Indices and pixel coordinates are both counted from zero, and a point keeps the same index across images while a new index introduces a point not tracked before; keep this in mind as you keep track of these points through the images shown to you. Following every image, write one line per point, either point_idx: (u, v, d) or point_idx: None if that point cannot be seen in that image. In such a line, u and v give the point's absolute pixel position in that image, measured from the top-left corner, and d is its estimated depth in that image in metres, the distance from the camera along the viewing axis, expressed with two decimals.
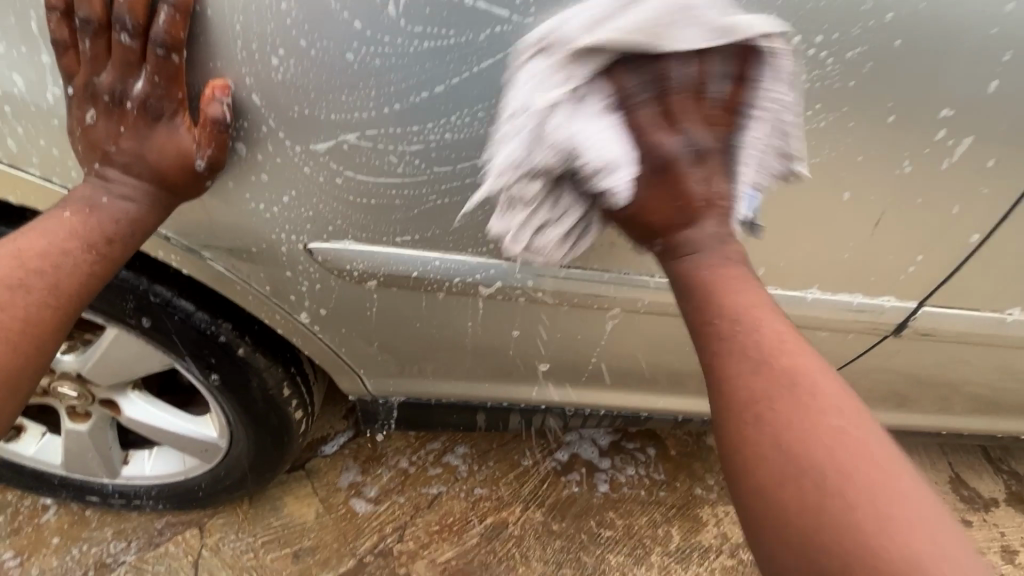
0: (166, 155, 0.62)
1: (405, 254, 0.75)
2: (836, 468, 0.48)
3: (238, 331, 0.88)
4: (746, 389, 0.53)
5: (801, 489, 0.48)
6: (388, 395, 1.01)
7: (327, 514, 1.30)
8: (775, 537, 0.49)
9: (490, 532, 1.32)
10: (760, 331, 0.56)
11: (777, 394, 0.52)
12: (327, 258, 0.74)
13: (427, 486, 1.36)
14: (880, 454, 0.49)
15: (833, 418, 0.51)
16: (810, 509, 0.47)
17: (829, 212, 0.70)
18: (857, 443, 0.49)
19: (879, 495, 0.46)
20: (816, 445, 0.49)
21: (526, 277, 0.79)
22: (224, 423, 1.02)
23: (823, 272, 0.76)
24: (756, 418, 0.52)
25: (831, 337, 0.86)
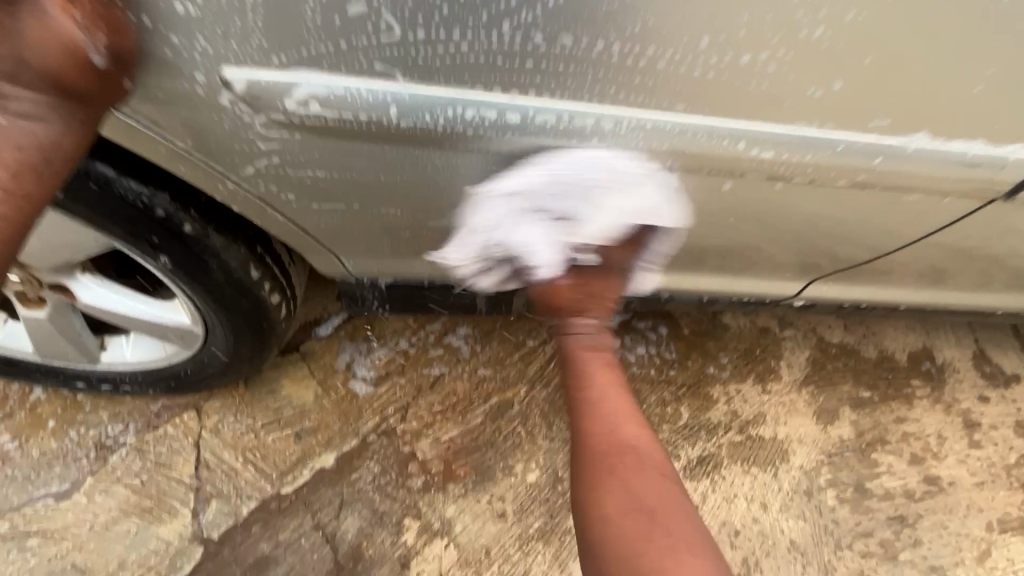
0: (45, 51, 0.44)
1: (370, 89, 0.53)
2: (621, 529, 0.63)
3: (180, 204, 0.72)
4: (600, 444, 0.68)
5: (602, 544, 0.64)
6: (373, 275, 0.88)
7: (326, 396, 1.26)
8: (594, 536, 0.65)
9: (495, 412, 1.28)
10: (615, 428, 0.69)
11: (615, 455, 0.67)
12: (256, 96, 0.52)
13: (429, 367, 1.31)
14: (653, 501, 0.64)
15: (634, 476, 0.66)
16: (613, 542, 0.63)
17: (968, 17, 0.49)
18: (636, 487, 0.65)
19: (678, 562, 0.61)
20: (583, 460, 0.69)
21: (538, 124, 0.57)
22: (193, 308, 0.91)
23: (941, 113, 0.57)
24: (607, 467, 0.67)
25: (920, 201, 0.69)
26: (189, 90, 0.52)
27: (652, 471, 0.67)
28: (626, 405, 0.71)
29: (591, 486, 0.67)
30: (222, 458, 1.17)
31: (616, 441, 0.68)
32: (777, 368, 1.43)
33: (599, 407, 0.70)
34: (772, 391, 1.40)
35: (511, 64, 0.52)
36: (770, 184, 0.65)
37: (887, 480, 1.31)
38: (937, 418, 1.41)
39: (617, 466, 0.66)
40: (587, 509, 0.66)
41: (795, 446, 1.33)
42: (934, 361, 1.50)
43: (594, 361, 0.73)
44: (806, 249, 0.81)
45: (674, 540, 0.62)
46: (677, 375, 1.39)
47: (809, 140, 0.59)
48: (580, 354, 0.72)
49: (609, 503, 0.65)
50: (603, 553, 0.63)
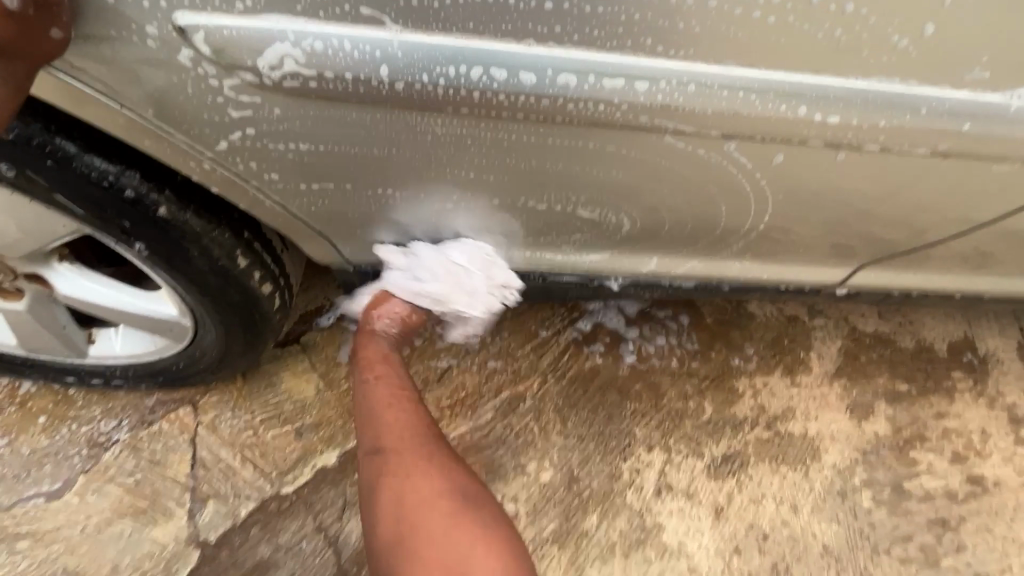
0: None
1: (359, 37, 0.44)
2: (407, 536, 0.72)
3: (153, 184, 0.64)
4: (388, 420, 0.82)
5: (390, 541, 0.73)
6: (372, 262, 0.79)
7: (328, 389, 1.19)
8: (389, 541, 0.72)
9: (506, 407, 1.21)
10: (376, 388, 0.85)
11: (379, 448, 0.79)
12: (222, 48, 0.44)
13: (436, 360, 1.24)
14: (410, 514, 0.73)
15: (393, 458, 0.78)
16: (399, 528, 0.73)
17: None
18: (408, 488, 0.75)
19: (444, 535, 0.71)
20: (384, 502, 0.75)
21: (558, 84, 0.48)
22: (178, 299, 0.84)
23: None
24: (391, 454, 0.78)
25: (1011, 171, 0.59)
26: (144, 46, 0.44)
27: (440, 510, 0.73)
28: (395, 404, 0.84)
29: (385, 519, 0.74)
30: (220, 456, 1.11)
31: (397, 450, 0.79)
32: (806, 360, 1.34)
33: (391, 434, 0.80)
34: (802, 385, 1.31)
35: (526, 6, 0.43)
36: (829, 154, 0.55)
37: (927, 480, 1.22)
38: (980, 413, 1.32)
39: (398, 476, 0.76)
40: (381, 519, 0.74)
41: (827, 443, 1.24)
42: (977, 352, 1.40)
43: (375, 355, 0.88)
44: (861, 232, 0.71)
45: (449, 527, 0.72)
46: (699, 367, 1.30)
47: (880, 98, 0.50)
48: (372, 344, 0.89)
49: (405, 494, 0.75)
50: (383, 528, 0.73)
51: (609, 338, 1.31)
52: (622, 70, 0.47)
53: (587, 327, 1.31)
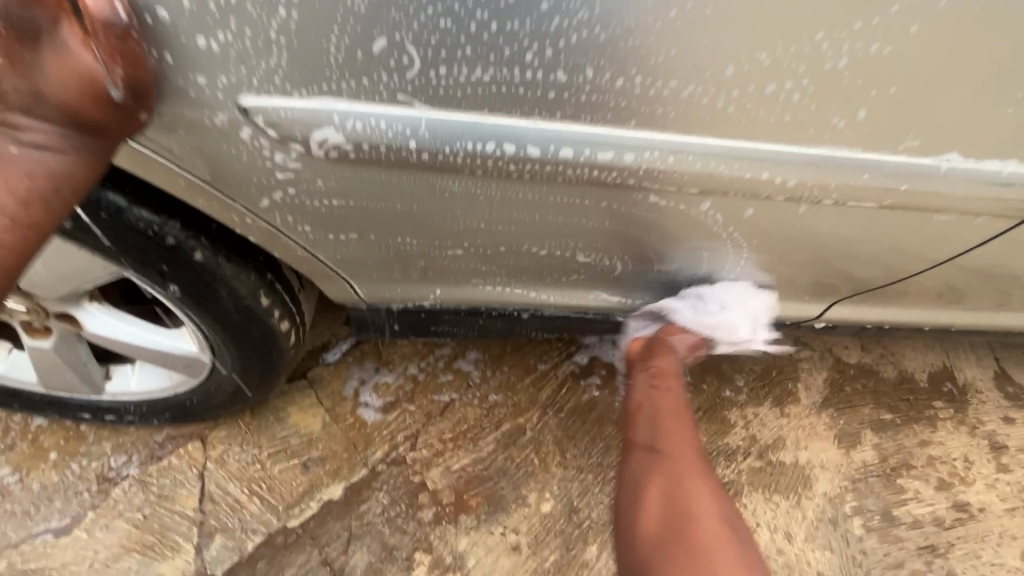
0: (66, 85, 0.45)
1: (387, 116, 0.52)
2: (686, 517, 0.79)
3: (191, 232, 0.70)
4: (673, 471, 0.85)
5: (665, 521, 0.79)
6: (385, 301, 0.86)
7: (334, 423, 1.23)
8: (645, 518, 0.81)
9: (507, 438, 1.26)
10: (670, 458, 0.87)
11: (662, 460, 0.87)
12: (275, 123, 0.51)
13: (439, 394, 1.29)
14: (698, 524, 0.78)
15: (682, 465, 0.86)
16: (675, 524, 0.78)
17: (995, 45, 0.48)
18: (696, 498, 0.82)
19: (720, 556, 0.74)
20: (655, 494, 0.83)
21: (555, 152, 0.55)
22: (201, 336, 0.89)
23: (971, 133, 0.56)
24: (676, 482, 0.83)
25: (951, 221, 0.67)
26: (208, 124, 0.51)
27: (711, 514, 0.80)
28: (694, 470, 0.85)
29: (656, 493, 0.83)
30: (227, 490, 1.13)
31: (679, 455, 0.88)
32: (794, 391, 1.40)
33: (669, 438, 0.90)
34: (790, 415, 1.36)
35: (533, 95, 0.50)
36: (792, 206, 0.63)
37: (915, 507, 1.26)
38: (962, 441, 1.37)
39: (669, 477, 0.84)
40: (649, 510, 0.82)
41: (818, 472, 1.28)
42: (956, 382, 1.47)
43: (669, 366, 0.97)
44: (829, 271, 0.78)
45: (719, 522, 0.79)
46: (693, 399, 1.35)
47: (835, 162, 0.57)
48: (670, 361, 0.97)
49: (678, 483, 0.83)
50: (648, 514, 0.81)
51: (605, 371, 1.37)
52: (610, 142, 0.55)
53: (584, 360, 1.37)
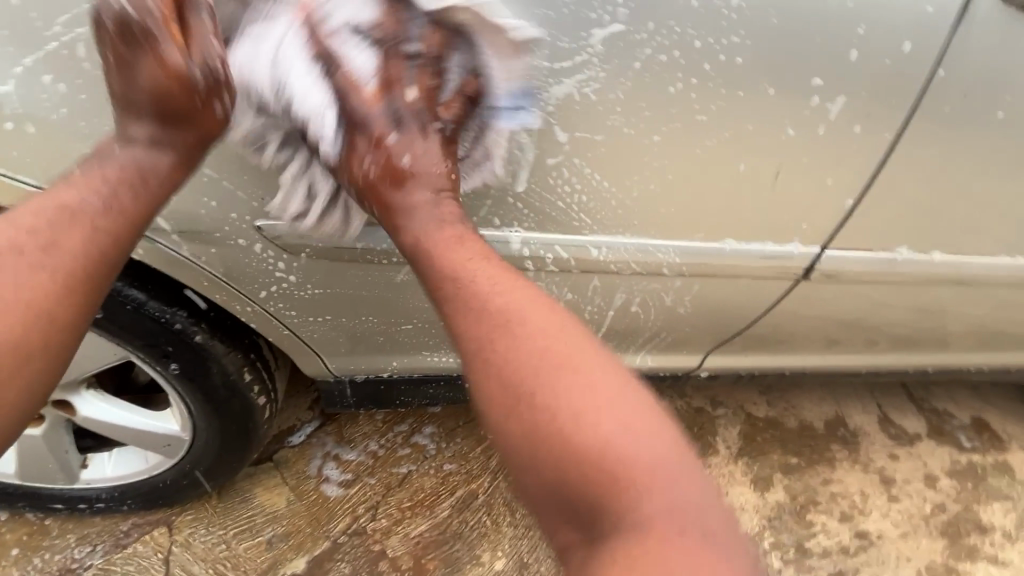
0: (193, 97, 0.61)
1: (346, 228, 0.76)
2: (571, 470, 0.55)
3: (194, 319, 0.89)
4: (486, 337, 0.62)
5: (534, 435, 0.57)
6: (349, 373, 1.04)
7: (298, 500, 1.33)
8: (532, 460, 0.57)
9: (461, 503, 1.38)
10: (485, 331, 0.62)
11: (502, 338, 0.61)
12: (274, 234, 0.75)
13: (397, 466, 1.42)
14: (582, 397, 0.57)
15: (517, 331, 0.61)
16: (542, 428, 0.57)
17: (723, 175, 0.76)
18: (554, 369, 0.59)
19: (587, 406, 0.57)
20: (500, 387, 0.60)
21: None
22: (185, 415, 1.03)
23: (733, 224, 0.82)
24: (492, 364, 0.61)
25: (751, 284, 0.91)
26: (235, 245, 0.76)
27: (578, 383, 0.58)
28: (515, 309, 0.62)
29: (503, 408, 0.59)
30: (192, 571, 1.20)
31: (532, 389, 0.59)
32: (714, 443, 1.60)
33: (485, 322, 0.62)
34: (712, 465, 1.55)
35: None
36: (646, 280, 0.88)
37: (823, 539, 1.45)
38: (858, 478, 1.58)
39: (505, 361, 0.60)
40: (516, 432, 0.58)
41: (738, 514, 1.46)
42: (848, 427, 1.71)
43: (442, 239, 0.67)
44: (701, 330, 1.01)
45: (613, 431, 0.56)
46: None
47: (654, 247, 0.83)
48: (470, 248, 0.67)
49: (524, 389, 0.59)
50: (513, 428, 0.58)
51: None
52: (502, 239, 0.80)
53: None
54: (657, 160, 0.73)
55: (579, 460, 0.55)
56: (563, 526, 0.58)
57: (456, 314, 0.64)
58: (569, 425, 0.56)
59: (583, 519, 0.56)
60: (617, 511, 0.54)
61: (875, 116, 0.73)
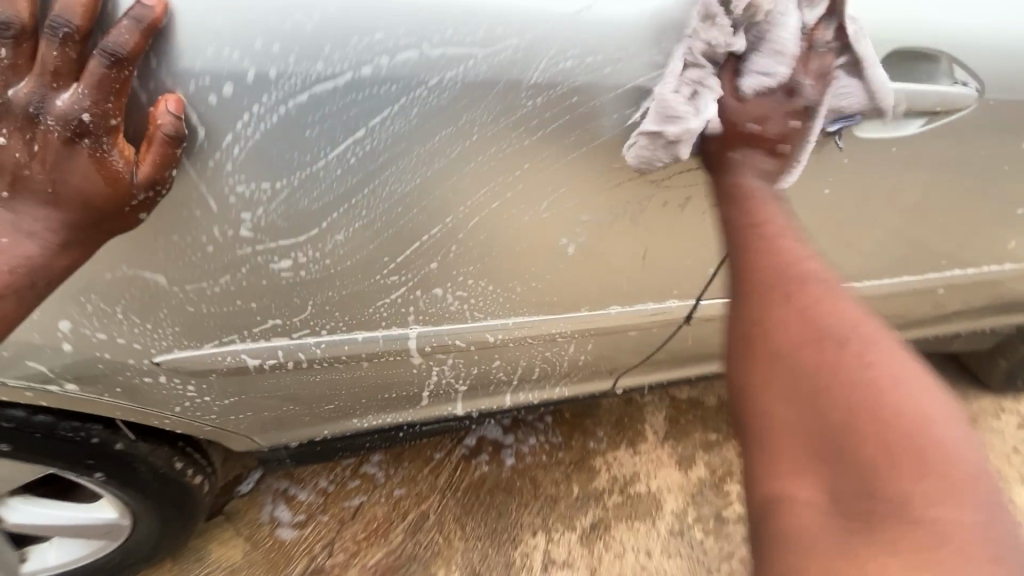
0: (92, 181, 0.58)
1: (252, 349, 0.79)
2: (869, 416, 0.54)
3: (111, 428, 0.90)
4: (777, 283, 0.65)
5: (821, 382, 0.58)
6: (282, 443, 1.07)
7: (254, 549, 1.39)
8: (810, 405, 0.58)
9: (413, 526, 1.48)
10: (789, 281, 0.64)
11: (799, 286, 0.64)
12: (180, 365, 0.78)
13: (348, 499, 1.51)
14: (899, 374, 0.56)
15: (843, 300, 0.63)
16: (820, 377, 0.58)
17: (599, 265, 0.88)
18: (877, 344, 0.59)
19: (894, 385, 0.55)
20: (779, 329, 0.62)
21: (376, 347, 0.85)
22: (121, 507, 1.04)
23: (615, 294, 0.94)
24: (779, 302, 0.64)
25: (640, 332, 1.04)
26: (142, 380, 0.78)
27: (880, 360, 0.57)
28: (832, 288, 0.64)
29: (778, 342, 0.62)
30: None
31: (834, 341, 0.59)
32: (643, 431, 1.77)
33: (794, 271, 0.65)
34: (641, 452, 1.72)
35: (353, 329, 0.82)
36: (548, 344, 0.99)
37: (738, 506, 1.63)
38: None
39: (803, 309, 0.62)
40: (790, 371, 0.60)
41: (666, 495, 1.62)
42: None
43: (779, 228, 0.69)
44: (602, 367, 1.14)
45: (914, 415, 0.53)
46: (564, 455, 1.68)
47: (549, 323, 0.94)
48: (756, 217, 0.71)
49: (818, 333, 0.60)
50: (791, 364, 0.60)
51: (492, 447, 1.67)
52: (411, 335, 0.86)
53: (472, 442, 1.67)
54: (539, 261, 0.84)
55: (865, 425, 0.54)
56: (801, 478, 0.56)
57: (746, 255, 0.69)
58: (872, 388, 0.55)
59: (849, 480, 0.53)
60: (910, 483, 0.51)
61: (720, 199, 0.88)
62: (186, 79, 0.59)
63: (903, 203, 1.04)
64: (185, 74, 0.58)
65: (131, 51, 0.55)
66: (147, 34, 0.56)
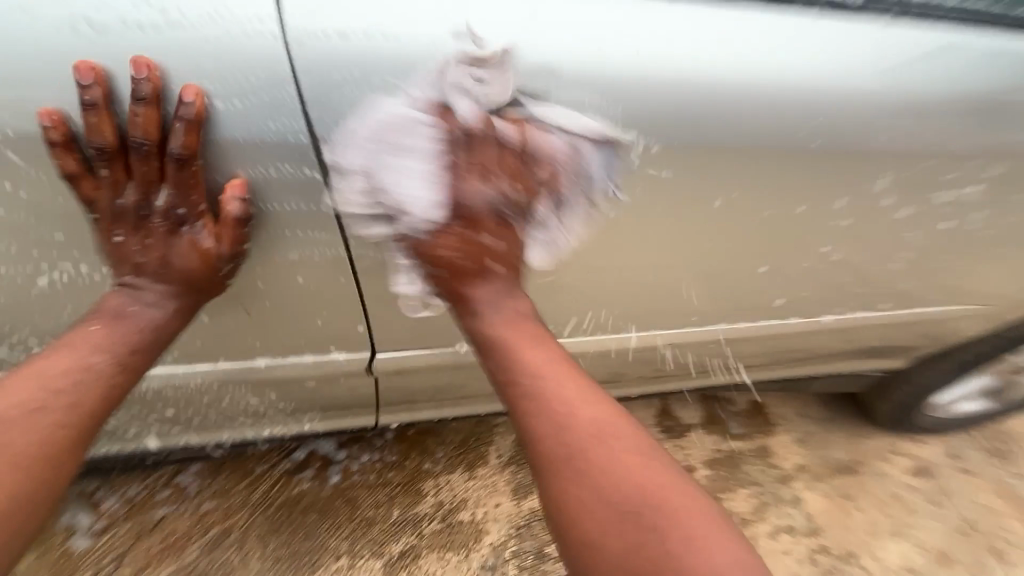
0: (189, 259, 0.82)
1: None
2: (666, 571, 0.66)
3: None
4: (569, 436, 0.76)
5: (616, 541, 0.68)
6: None
7: (41, 556, 1.38)
8: (611, 573, 0.67)
9: (212, 542, 1.45)
10: (582, 420, 0.77)
11: (579, 447, 0.75)
12: None
13: (153, 510, 1.48)
14: (678, 485, 0.73)
15: (613, 434, 0.76)
16: (608, 543, 0.69)
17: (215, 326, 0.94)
18: (647, 467, 0.74)
19: (652, 524, 0.69)
20: (579, 486, 0.72)
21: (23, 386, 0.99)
22: None
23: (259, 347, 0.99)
24: (585, 453, 0.74)
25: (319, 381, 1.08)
26: None
27: (648, 483, 0.72)
28: (602, 418, 0.78)
29: (575, 509, 0.71)
30: None
31: (630, 485, 0.71)
32: (485, 454, 1.69)
33: (561, 424, 0.76)
34: (477, 477, 1.64)
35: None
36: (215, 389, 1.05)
37: None
38: None
39: (572, 467, 0.73)
40: (596, 540, 0.69)
41: (489, 525, 1.55)
42: None
43: (542, 360, 0.82)
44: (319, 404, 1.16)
45: (694, 534, 0.68)
46: (394, 476, 1.61)
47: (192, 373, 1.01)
48: (508, 347, 0.83)
49: (601, 485, 0.71)
50: (603, 524, 0.70)
51: (320, 463, 1.62)
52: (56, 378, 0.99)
53: (300, 456, 1.62)
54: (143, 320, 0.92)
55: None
56: None
57: (537, 421, 0.77)
58: (661, 519, 0.69)
59: None
60: None
61: (302, 264, 0.87)
62: (245, 178, 0.75)
63: (612, 253, 0.96)
64: (234, 171, 0.75)
65: (188, 151, 0.69)
66: (197, 123, 0.69)
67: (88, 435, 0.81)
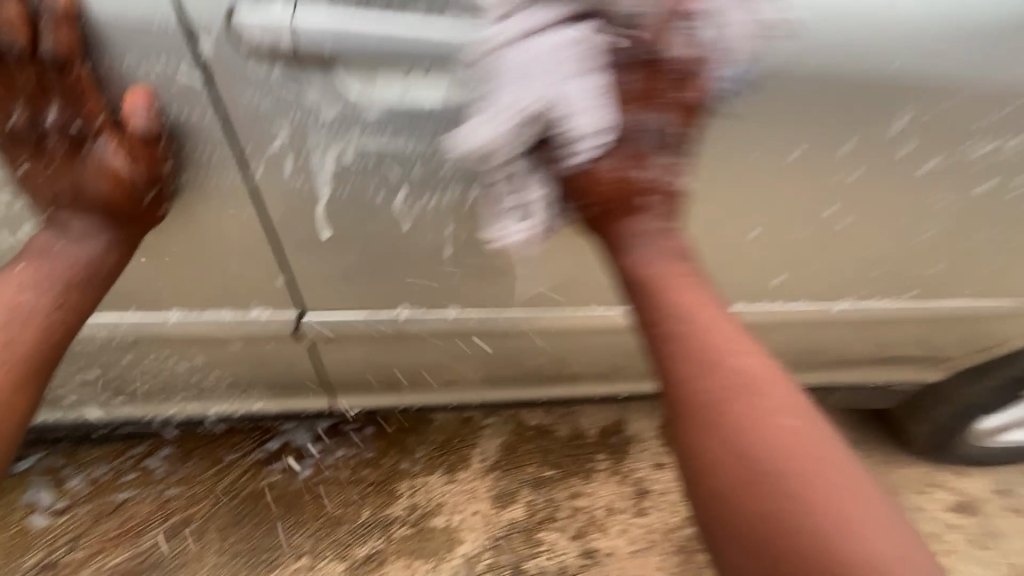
0: (102, 182, 0.76)
1: None
2: (811, 546, 0.55)
3: None
4: (706, 394, 0.68)
5: (753, 504, 0.60)
6: None
7: None
8: (742, 536, 0.59)
9: (170, 531, 1.37)
10: (739, 371, 0.68)
11: (715, 403, 0.66)
12: None
13: (116, 492, 1.42)
14: (837, 460, 0.62)
15: (771, 394, 0.67)
16: (753, 506, 0.60)
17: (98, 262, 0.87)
18: (807, 436, 0.63)
19: (804, 493, 0.58)
20: (716, 443, 0.64)
21: None
22: None
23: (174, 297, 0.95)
24: (738, 411, 0.65)
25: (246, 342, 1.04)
26: None
27: (817, 451, 0.62)
28: (755, 375, 0.68)
29: (717, 467, 0.63)
30: None
31: (783, 449, 0.62)
32: (469, 456, 1.57)
33: (716, 376, 0.68)
34: (457, 481, 1.52)
35: None
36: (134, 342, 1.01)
37: (545, 559, 1.40)
38: (610, 491, 1.53)
39: (710, 425, 0.66)
40: (733, 501, 0.61)
41: (463, 535, 1.42)
42: (622, 433, 1.64)
43: (692, 306, 0.74)
44: (258, 370, 1.12)
45: (853, 516, 0.57)
46: (368, 474, 1.51)
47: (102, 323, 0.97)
48: (641, 284, 0.76)
49: (741, 445, 0.63)
50: (741, 482, 0.62)
51: (293, 455, 1.52)
52: None
53: (274, 446, 1.53)
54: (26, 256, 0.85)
55: (802, 549, 0.56)
56: None
57: (671, 363, 0.71)
58: (829, 493, 0.58)
59: None
60: None
61: (190, 196, 0.81)
62: (147, 86, 0.68)
63: None
64: (135, 81, 0.68)
65: (68, 51, 0.63)
66: (68, 19, 0.62)
67: (45, 366, 0.76)
